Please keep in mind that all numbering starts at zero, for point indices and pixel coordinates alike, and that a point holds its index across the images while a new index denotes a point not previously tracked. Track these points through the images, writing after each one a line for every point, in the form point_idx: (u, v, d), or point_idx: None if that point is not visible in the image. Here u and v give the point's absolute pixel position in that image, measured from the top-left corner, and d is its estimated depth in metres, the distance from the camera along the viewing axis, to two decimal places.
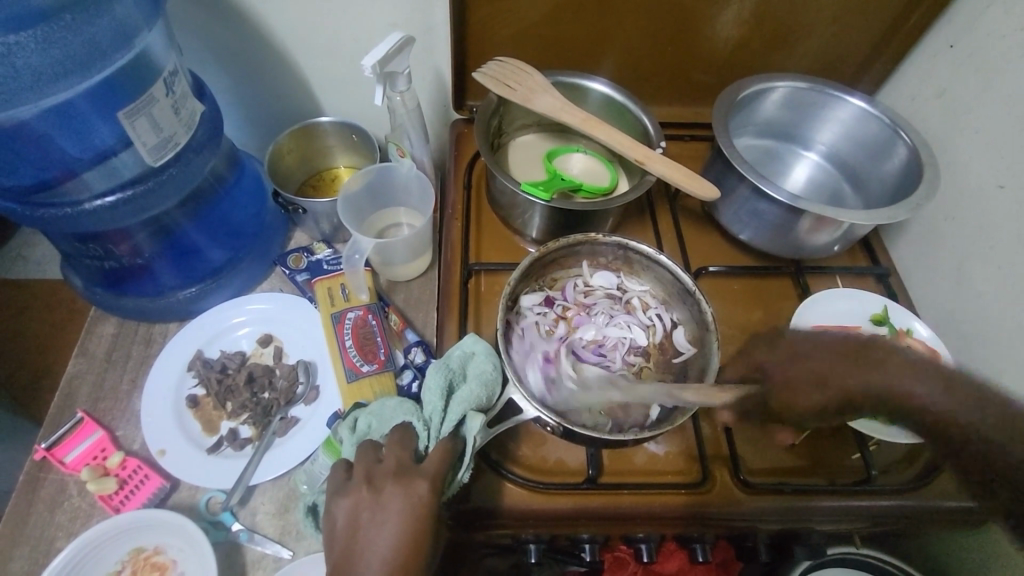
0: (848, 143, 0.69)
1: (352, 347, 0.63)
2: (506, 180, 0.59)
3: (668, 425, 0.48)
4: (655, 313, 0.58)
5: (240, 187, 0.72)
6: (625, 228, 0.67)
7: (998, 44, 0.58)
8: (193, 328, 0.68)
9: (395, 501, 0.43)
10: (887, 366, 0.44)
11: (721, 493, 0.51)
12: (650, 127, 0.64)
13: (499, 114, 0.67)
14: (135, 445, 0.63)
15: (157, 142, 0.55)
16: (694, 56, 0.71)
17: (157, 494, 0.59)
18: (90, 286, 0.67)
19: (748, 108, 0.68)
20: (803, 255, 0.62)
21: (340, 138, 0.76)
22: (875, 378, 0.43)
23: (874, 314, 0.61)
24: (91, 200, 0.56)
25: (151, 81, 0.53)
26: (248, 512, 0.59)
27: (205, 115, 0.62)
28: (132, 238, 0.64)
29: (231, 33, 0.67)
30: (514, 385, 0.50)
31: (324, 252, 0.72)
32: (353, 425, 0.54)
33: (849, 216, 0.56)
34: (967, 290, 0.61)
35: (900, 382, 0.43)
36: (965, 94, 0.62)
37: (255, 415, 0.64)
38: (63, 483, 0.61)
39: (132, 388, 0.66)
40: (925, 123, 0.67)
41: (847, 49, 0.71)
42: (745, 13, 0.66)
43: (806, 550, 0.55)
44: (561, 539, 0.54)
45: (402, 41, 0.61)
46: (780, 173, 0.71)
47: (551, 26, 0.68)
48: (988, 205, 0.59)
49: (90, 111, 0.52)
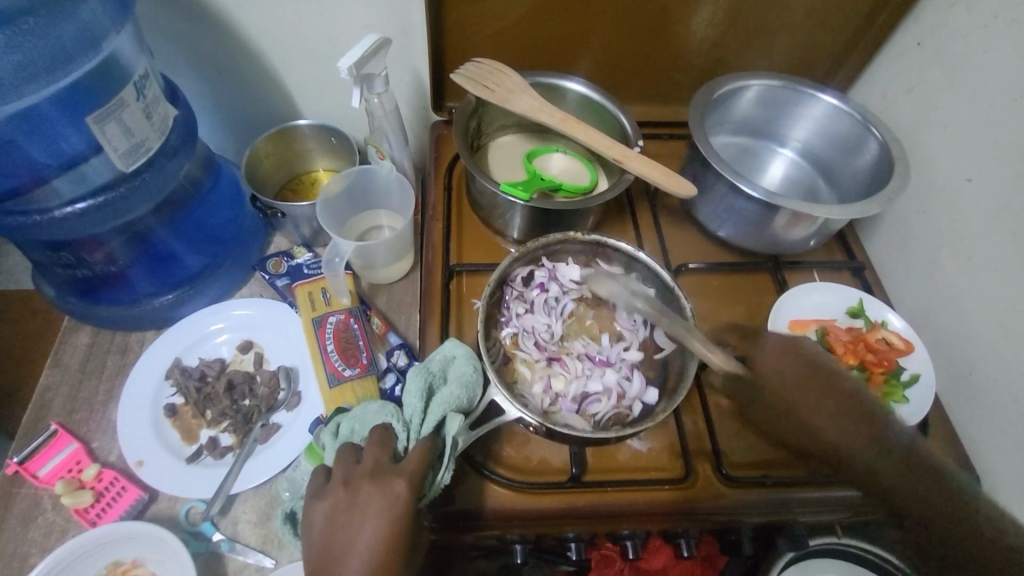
0: (821, 140, 0.70)
1: (334, 351, 0.63)
2: (486, 181, 0.59)
3: (650, 420, 0.48)
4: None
5: (217, 192, 0.71)
6: (606, 226, 0.67)
7: (962, 41, 0.59)
8: (170, 335, 0.67)
9: (374, 503, 0.42)
10: (868, 434, 0.45)
11: (705, 489, 0.52)
12: (628, 125, 0.65)
13: (478, 115, 0.67)
14: (111, 457, 0.61)
15: (129, 147, 0.54)
16: (670, 55, 0.72)
17: (134, 506, 0.58)
18: (62, 296, 0.65)
19: (724, 106, 0.69)
20: (780, 249, 0.63)
21: (318, 141, 0.75)
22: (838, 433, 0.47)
23: (850, 307, 0.62)
24: (61, 207, 0.55)
25: (121, 84, 0.52)
26: (229, 522, 0.59)
27: (179, 119, 0.62)
28: (106, 245, 0.63)
29: (205, 37, 0.66)
30: (496, 386, 0.50)
31: (304, 256, 0.72)
32: (336, 431, 0.53)
33: (823, 211, 0.57)
34: (938, 282, 0.63)
35: (869, 446, 0.45)
36: (932, 90, 0.63)
37: (235, 422, 0.63)
38: (36, 498, 0.59)
39: (108, 399, 0.64)
40: (896, 119, 0.68)
41: (820, 47, 0.72)
42: (719, 13, 0.67)
43: (789, 541, 0.56)
44: (548, 539, 0.54)
45: (378, 42, 0.61)
46: (757, 169, 0.73)
47: (528, 28, 0.68)
48: (958, 197, 0.60)
49: (57, 116, 0.51)
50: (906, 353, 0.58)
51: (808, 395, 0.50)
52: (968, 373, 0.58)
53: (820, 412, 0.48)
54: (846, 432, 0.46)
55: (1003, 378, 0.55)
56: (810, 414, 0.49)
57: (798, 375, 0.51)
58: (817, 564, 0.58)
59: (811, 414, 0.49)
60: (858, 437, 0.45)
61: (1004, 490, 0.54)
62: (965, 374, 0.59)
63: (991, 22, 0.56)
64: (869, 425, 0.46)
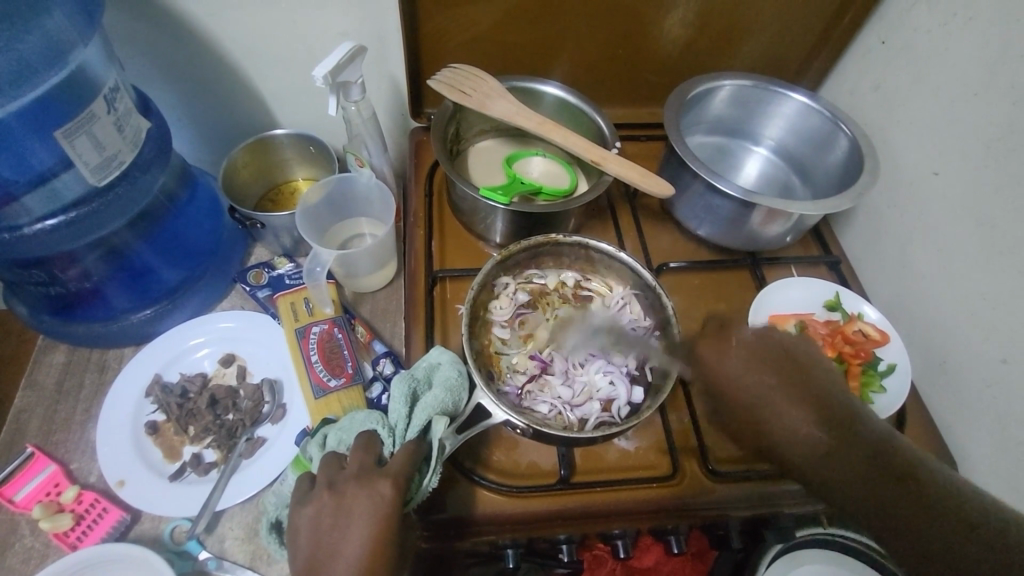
0: (794, 137, 0.72)
1: (318, 362, 0.62)
2: (465, 186, 0.59)
3: (634, 420, 0.49)
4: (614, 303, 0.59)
5: (193, 205, 0.70)
6: (587, 228, 0.68)
7: (923, 39, 0.62)
8: (149, 350, 0.66)
9: (359, 506, 0.41)
10: (867, 461, 0.38)
11: (691, 484, 0.52)
12: (605, 127, 0.65)
13: (456, 121, 0.68)
14: (91, 478, 0.60)
15: (99, 161, 0.53)
16: (645, 58, 0.73)
17: (117, 527, 0.57)
18: (37, 314, 0.64)
19: (698, 106, 0.70)
20: (758, 246, 0.64)
21: (297, 150, 0.74)
22: (802, 397, 0.42)
23: (826, 300, 0.63)
24: (32, 224, 0.54)
25: (91, 97, 0.51)
26: (215, 540, 0.57)
27: (152, 131, 0.61)
28: (80, 262, 0.62)
29: (177, 47, 0.65)
30: (482, 389, 0.50)
31: (285, 266, 0.71)
32: (323, 442, 0.52)
33: (798, 207, 0.58)
34: (912, 273, 0.64)
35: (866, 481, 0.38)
36: (897, 87, 0.65)
37: (219, 438, 0.62)
38: (13, 523, 0.57)
39: (86, 418, 0.63)
40: (863, 115, 0.70)
41: (790, 48, 0.74)
42: (691, 16, 0.69)
43: (776, 534, 0.56)
44: (539, 541, 0.53)
45: (353, 50, 0.61)
46: (732, 168, 0.74)
47: (503, 33, 0.68)
48: (923, 189, 0.62)
49: (24, 130, 0.50)
50: (882, 343, 0.59)
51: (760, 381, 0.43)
52: (942, 361, 0.60)
53: (771, 409, 0.42)
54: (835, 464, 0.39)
55: (974, 364, 0.56)
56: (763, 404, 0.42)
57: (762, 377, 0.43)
58: (807, 555, 0.57)
59: (757, 392, 0.43)
60: (783, 411, 0.42)
61: (979, 476, 0.55)
62: (938, 362, 0.60)
63: (951, 20, 0.58)
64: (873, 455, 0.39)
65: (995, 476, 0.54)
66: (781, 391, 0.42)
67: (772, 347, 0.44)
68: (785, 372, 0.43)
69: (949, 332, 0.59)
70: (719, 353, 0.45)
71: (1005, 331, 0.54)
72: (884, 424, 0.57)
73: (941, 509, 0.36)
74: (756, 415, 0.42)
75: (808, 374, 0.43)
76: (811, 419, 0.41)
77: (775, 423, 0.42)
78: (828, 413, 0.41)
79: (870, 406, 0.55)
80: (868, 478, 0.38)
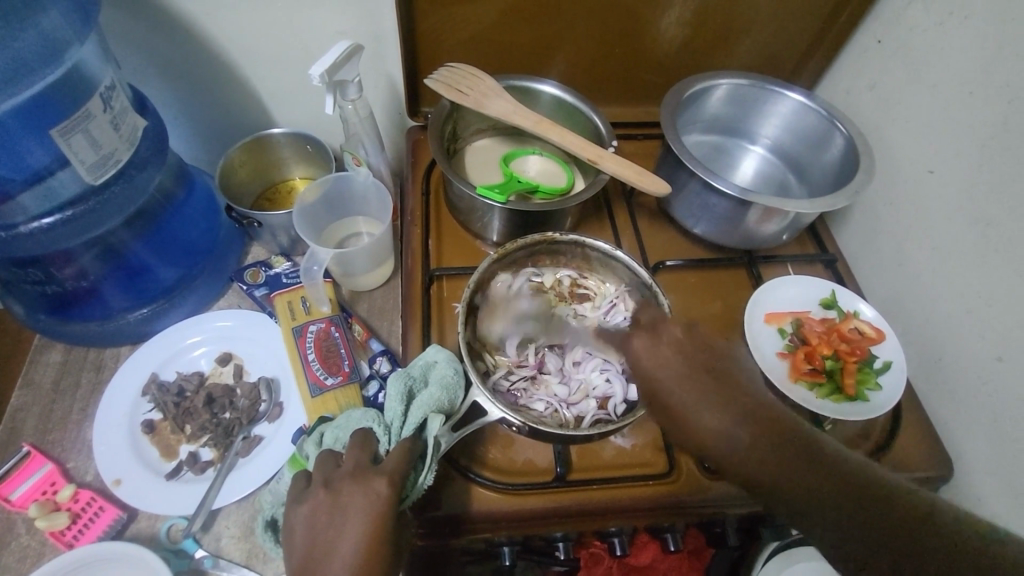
0: (791, 136, 0.72)
1: (315, 360, 0.62)
2: (462, 184, 0.59)
3: (629, 419, 0.49)
4: (611, 304, 0.60)
5: (190, 204, 0.70)
6: (584, 227, 0.68)
7: (919, 38, 0.62)
8: (146, 349, 0.66)
9: (354, 504, 0.41)
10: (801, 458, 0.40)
11: (688, 482, 0.52)
12: (602, 126, 0.66)
13: (453, 120, 0.68)
14: (88, 476, 0.60)
15: (96, 159, 0.54)
16: (642, 57, 0.73)
17: (113, 526, 0.57)
18: (33, 313, 0.64)
19: (695, 105, 0.70)
20: (754, 245, 0.64)
21: (294, 149, 0.74)
22: (731, 401, 0.44)
23: (823, 298, 0.63)
24: (28, 222, 0.54)
25: (88, 95, 0.51)
26: (212, 538, 0.57)
27: (149, 129, 0.61)
28: (77, 261, 0.62)
29: (173, 45, 0.65)
30: (478, 387, 0.50)
31: (283, 265, 0.71)
32: (319, 440, 0.52)
33: (794, 205, 0.58)
34: (908, 271, 0.64)
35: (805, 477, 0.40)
36: (893, 85, 0.65)
37: (215, 436, 0.62)
38: (9, 523, 0.57)
39: (83, 417, 0.63)
40: (860, 114, 0.70)
41: (787, 46, 0.74)
42: (687, 15, 0.69)
43: (771, 531, 0.57)
44: (536, 539, 0.54)
45: (350, 49, 0.61)
46: (729, 167, 0.74)
47: (499, 32, 0.68)
48: (918, 188, 0.62)
49: (19, 128, 0.49)
50: (878, 341, 0.59)
51: (684, 386, 0.45)
52: (938, 358, 0.60)
53: (700, 412, 0.44)
54: (773, 461, 0.41)
55: (970, 362, 0.56)
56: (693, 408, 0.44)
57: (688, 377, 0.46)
58: (802, 553, 0.55)
59: (684, 399, 0.45)
60: (712, 415, 0.44)
61: (976, 473, 0.55)
62: (935, 360, 0.60)
63: (946, 19, 0.59)
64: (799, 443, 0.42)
65: (990, 474, 0.54)
66: (707, 395, 0.44)
67: (697, 353, 0.47)
68: (710, 374, 0.46)
69: (945, 330, 0.60)
70: (653, 362, 0.47)
71: (1000, 329, 0.54)
72: (880, 422, 0.57)
73: (873, 499, 0.38)
74: (688, 417, 0.44)
75: (731, 374, 0.46)
76: (738, 420, 0.43)
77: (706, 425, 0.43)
78: (754, 412, 0.43)
79: (866, 404, 0.55)
80: (804, 474, 0.40)
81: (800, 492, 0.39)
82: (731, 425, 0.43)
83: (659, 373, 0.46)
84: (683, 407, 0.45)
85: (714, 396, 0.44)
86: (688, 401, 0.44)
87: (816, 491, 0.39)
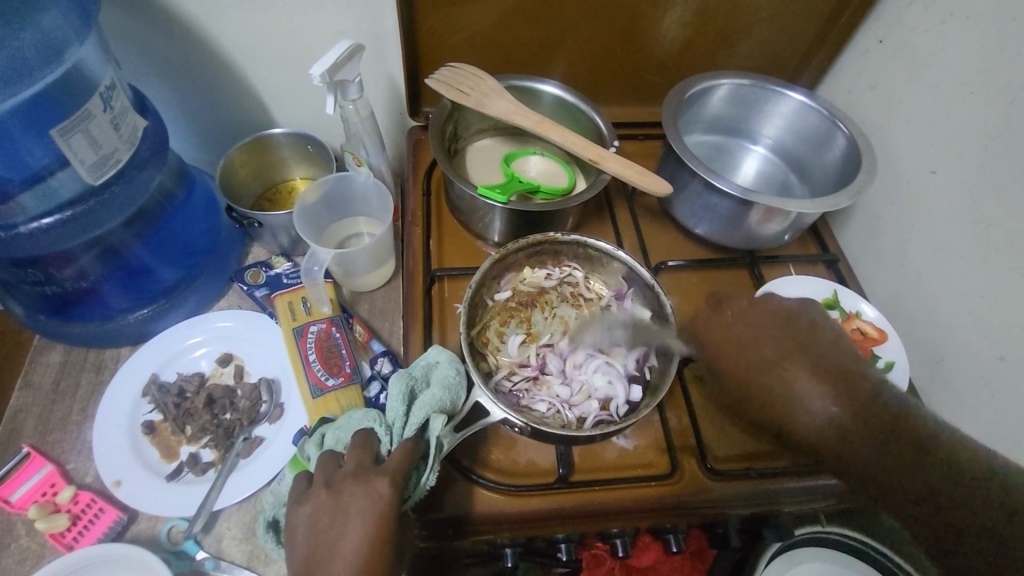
0: (792, 136, 0.72)
1: (316, 361, 0.62)
2: (463, 184, 0.59)
3: (632, 420, 0.49)
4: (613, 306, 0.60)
5: (190, 204, 0.70)
6: (585, 227, 0.68)
7: (920, 38, 0.62)
8: (146, 350, 0.65)
9: (357, 504, 0.41)
10: (885, 440, 0.41)
11: (691, 483, 0.52)
12: (604, 126, 0.65)
13: (454, 120, 0.67)
14: (87, 478, 0.59)
15: (96, 160, 0.53)
16: (643, 56, 0.73)
17: (113, 527, 0.56)
18: (33, 313, 0.64)
19: (696, 105, 0.70)
20: (756, 244, 0.64)
21: (295, 148, 0.74)
22: (827, 371, 0.44)
23: (824, 298, 0.63)
24: (27, 222, 0.54)
25: (87, 96, 0.51)
26: (213, 539, 0.57)
27: (148, 129, 0.61)
28: (76, 261, 0.61)
29: (174, 45, 0.65)
30: (480, 388, 0.50)
31: (283, 266, 0.71)
32: (321, 441, 0.52)
33: (796, 205, 0.58)
34: (909, 272, 0.64)
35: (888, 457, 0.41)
36: (895, 86, 0.65)
37: (216, 437, 0.62)
38: (8, 524, 0.57)
39: (82, 418, 0.63)
40: (861, 114, 0.70)
41: (787, 46, 0.74)
42: (688, 15, 0.69)
43: (773, 532, 0.56)
44: (538, 540, 0.53)
45: (351, 49, 0.60)
46: (730, 167, 0.74)
47: (500, 32, 0.68)
48: (920, 188, 0.62)
49: (19, 128, 0.49)
50: (879, 341, 0.59)
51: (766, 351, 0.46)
52: (939, 359, 0.60)
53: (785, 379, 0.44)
54: (862, 444, 0.41)
55: (972, 362, 0.57)
56: (784, 379, 0.44)
57: (775, 342, 0.46)
58: (802, 553, 0.57)
59: (768, 362, 0.46)
60: (803, 385, 0.44)
61: None
62: (936, 361, 0.60)
63: (948, 19, 0.59)
64: (887, 423, 0.42)
65: None
66: (795, 366, 0.45)
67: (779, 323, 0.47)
68: (794, 346, 0.46)
69: (946, 331, 0.60)
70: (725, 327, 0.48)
71: (1001, 330, 0.54)
72: None
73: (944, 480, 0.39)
74: (773, 392, 0.44)
75: (823, 347, 0.46)
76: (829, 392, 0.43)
77: (800, 399, 0.44)
78: (846, 385, 0.44)
79: None
80: (889, 452, 0.41)
81: (879, 470, 0.41)
82: (821, 400, 0.43)
83: (730, 341, 0.47)
84: (769, 382, 0.45)
85: (801, 365, 0.45)
86: (777, 375, 0.45)
87: (896, 472, 0.40)
